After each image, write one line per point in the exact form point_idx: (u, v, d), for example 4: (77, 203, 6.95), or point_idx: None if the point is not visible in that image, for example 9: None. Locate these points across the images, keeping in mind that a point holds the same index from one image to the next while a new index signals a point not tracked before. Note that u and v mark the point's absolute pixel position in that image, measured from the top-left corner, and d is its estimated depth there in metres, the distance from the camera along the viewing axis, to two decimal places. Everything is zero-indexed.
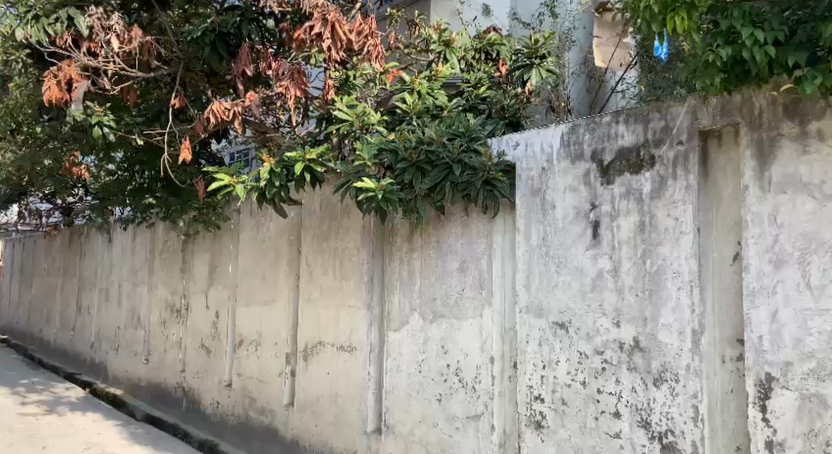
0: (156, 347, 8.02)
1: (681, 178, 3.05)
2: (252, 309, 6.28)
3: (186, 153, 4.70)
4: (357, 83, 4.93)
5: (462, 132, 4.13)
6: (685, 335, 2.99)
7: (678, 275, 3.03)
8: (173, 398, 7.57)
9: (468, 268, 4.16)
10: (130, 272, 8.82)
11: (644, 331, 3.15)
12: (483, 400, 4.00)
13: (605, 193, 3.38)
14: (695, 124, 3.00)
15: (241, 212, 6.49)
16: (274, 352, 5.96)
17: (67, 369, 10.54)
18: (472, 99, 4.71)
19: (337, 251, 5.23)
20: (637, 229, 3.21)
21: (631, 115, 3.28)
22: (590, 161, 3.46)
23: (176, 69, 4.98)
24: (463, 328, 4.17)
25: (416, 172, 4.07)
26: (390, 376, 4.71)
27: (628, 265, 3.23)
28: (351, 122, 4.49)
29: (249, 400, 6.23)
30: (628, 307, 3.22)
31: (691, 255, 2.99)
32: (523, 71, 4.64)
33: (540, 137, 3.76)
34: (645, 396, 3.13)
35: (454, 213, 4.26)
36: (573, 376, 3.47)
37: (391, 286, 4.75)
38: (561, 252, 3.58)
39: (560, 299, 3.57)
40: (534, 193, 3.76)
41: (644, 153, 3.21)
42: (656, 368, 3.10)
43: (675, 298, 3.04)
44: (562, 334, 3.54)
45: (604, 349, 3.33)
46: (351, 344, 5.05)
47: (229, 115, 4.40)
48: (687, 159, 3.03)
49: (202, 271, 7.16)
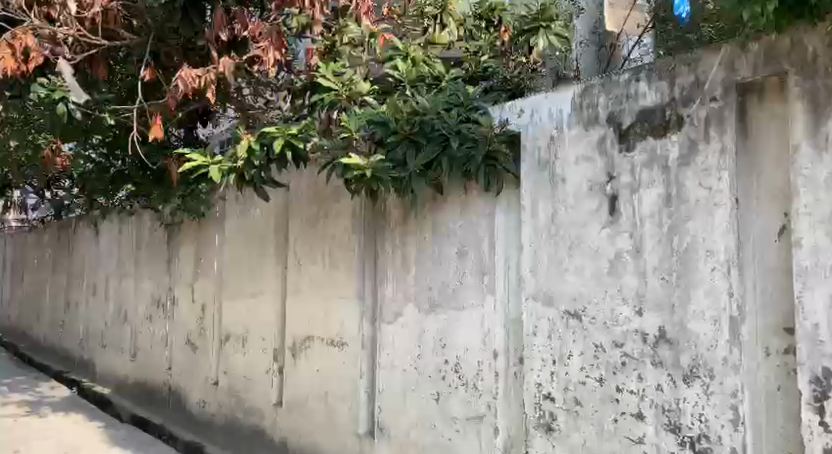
0: (142, 343, 7.60)
1: (714, 141, 2.61)
2: (239, 302, 5.85)
3: (158, 131, 4.33)
4: (345, 50, 4.35)
5: (459, 102, 3.63)
6: (721, 324, 2.55)
7: (712, 254, 2.59)
8: (160, 397, 7.15)
9: (467, 253, 3.73)
10: (116, 266, 8.39)
11: (671, 320, 2.72)
12: (486, 399, 3.57)
13: (624, 162, 2.94)
14: (731, 76, 2.56)
15: (226, 198, 6.07)
16: (261, 348, 5.54)
17: (55, 367, 10.11)
18: (471, 69, 4.37)
19: (327, 237, 4.79)
20: (661, 202, 2.78)
21: (654, 70, 2.85)
22: (606, 125, 3.03)
23: (146, 38, 4.55)
24: (463, 320, 3.74)
25: (410, 146, 3.61)
26: (384, 373, 4.27)
27: (653, 243, 2.80)
28: (338, 93, 4.03)
29: (236, 400, 5.82)
30: (652, 292, 2.79)
31: (728, 230, 2.54)
32: (529, 35, 4.24)
33: (547, 102, 3.33)
34: (673, 395, 2.70)
35: (452, 193, 3.81)
36: (588, 372, 3.04)
37: (383, 274, 4.31)
38: (573, 232, 3.14)
39: (572, 284, 3.13)
40: (541, 167, 3.33)
41: (669, 114, 2.78)
42: (686, 363, 2.66)
43: (709, 280, 2.60)
44: (575, 325, 3.11)
45: (624, 341, 2.89)
46: (342, 338, 4.62)
47: (199, 82, 3.94)
48: (721, 117, 2.59)
49: (187, 264, 6.73)
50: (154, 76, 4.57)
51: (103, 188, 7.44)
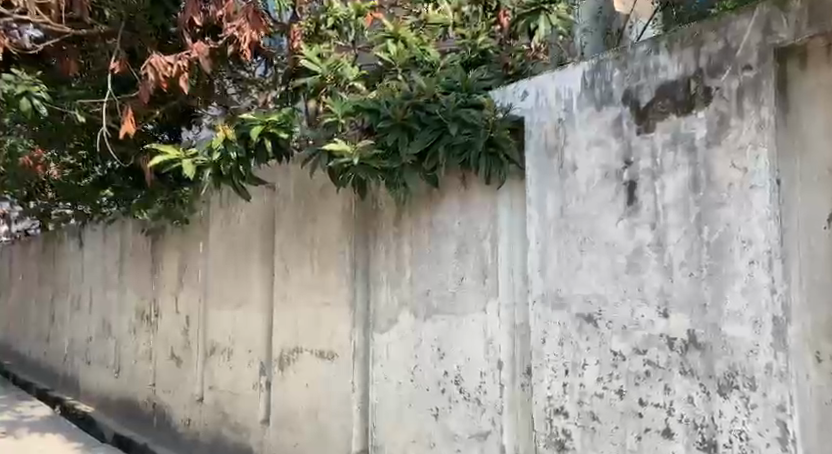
0: (127, 358, 7.22)
1: (749, 115, 2.27)
2: (224, 313, 5.49)
3: (129, 126, 3.97)
4: (332, 35, 4.01)
5: (458, 87, 3.33)
6: (762, 326, 2.19)
7: (749, 245, 2.24)
8: (145, 415, 6.77)
9: (468, 251, 3.38)
10: (101, 277, 8.02)
11: (702, 322, 2.37)
12: (490, 415, 3.22)
13: (643, 144, 2.60)
14: (769, 39, 2.22)
15: (210, 202, 5.72)
16: (248, 362, 5.18)
17: (39, 385, 9.70)
18: (472, 54, 3.95)
19: (315, 240, 4.44)
20: (688, 187, 2.44)
21: (676, 39, 2.52)
22: (621, 104, 2.69)
23: (117, 28, 4.21)
24: (463, 326, 3.39)
25: (402, 132, 3.24)
26: (378, 387, 3.91)
27: (678, 234, 2.46)
28: (323, 77, 3.70)
29: (222, 417, 5.44)
30: (678, 291, 2.45)
31: (768, 218, 2.19)
32: (528, 19, 3.87)
33: (553, 83, 3.00)
34: (707, 410, 2.34)
35: (449, 187, 3.47)
36: (606, 383, 2.68)
37: (376, 279, 3.96)
38: (586, 226, 2.79)
39: (585, 283, 2.78)
40: (548, 153, 2.99)
41: (695, 87, 2.45)
42: (721, 372, 2.31)
43: (746, 275, 2.25)
44: (589, 329, 2.76)
45: (647, 348, 2.54)
46: (332, 349, 4.26)
47: (171, 70, 3.59)
48: (757, 88, 2.25)
49: (171, 274, 6.37)
50: (124, 68, 4.19)
51: (84, 197, 7.08)
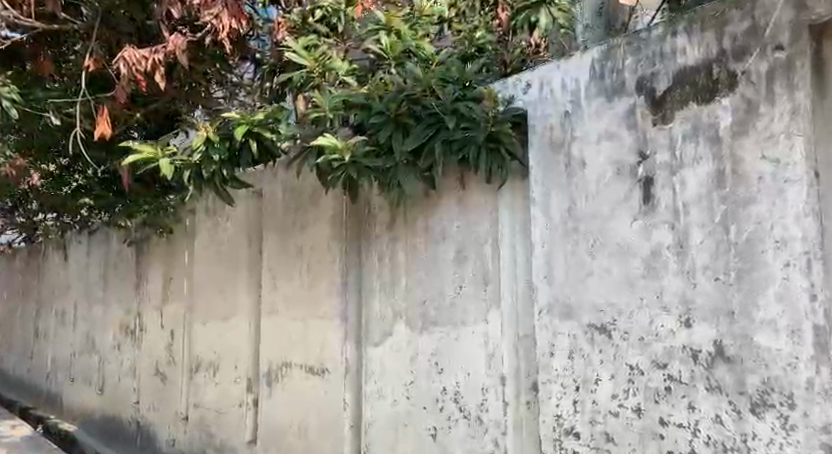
0: (111, 374, 6.92)
1: (781, 100, 2.04)
2: (209, 326, 5.22)
3: (104, 126, 3.69)
4: (319, 28, 3.79)
5: (456, 79, 3.08)
6: (802, 336, 1.94)
7: (784, 245, 2.00)
8: (129, 434, 6.46)
9: (467, 257, 3.13)
10: (85, 290, 7.73)
11: (731, 333, 2.12)
12: (493, 436, 2.96)
13: (660, 136, 2.37)
14: (803, 15, 1.99)
15: (196, 210, 5.46)
16: (234, 378, 4.90)
17: (21, 403, 9.36)
18: (468, 48, 3.78)
19: (304, 248, 4.19)
20: (711, 182, 2.20)
21: (696, 20, 2.29)
22: (635, 94, 2.46)
23: (92, 21, 3.97)
24: (463, 338, 3.13)
25: (397, 128, 3.02)
26: (371, 405, 3.65)
27: (701, 235, 2.21)
28: (310, 70, 3.51)
29: (207, 436, 5.16)
30: (703, 297, 2.20)
31: (805, 214, 1.95)
32: (527, 13, 3.60)
33: (558, 73, 2.77)
34: (738, 431, 2.09)
35: (446, 189, 3.23)
36: (622, 400, 2.43)
37: (370, 288, 3.70)
38: (597, 226, 2.55)
39: (597, 290, 2.53)
40: (554, 148, 2.75)
41: (717, 71, 2.22)
42: (753, 388, 2.06)
43: (781, 279, 2.00)
44: (602, 341, 2.50)
45: (668, 361, 2.29)
46: (323, 364, 4.00)
47: (146, 64, 3.36)
48: (790, 69, 2.02)
49: (156, 286, 6.10)
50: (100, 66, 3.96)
51: (66, 206, 6.82)
